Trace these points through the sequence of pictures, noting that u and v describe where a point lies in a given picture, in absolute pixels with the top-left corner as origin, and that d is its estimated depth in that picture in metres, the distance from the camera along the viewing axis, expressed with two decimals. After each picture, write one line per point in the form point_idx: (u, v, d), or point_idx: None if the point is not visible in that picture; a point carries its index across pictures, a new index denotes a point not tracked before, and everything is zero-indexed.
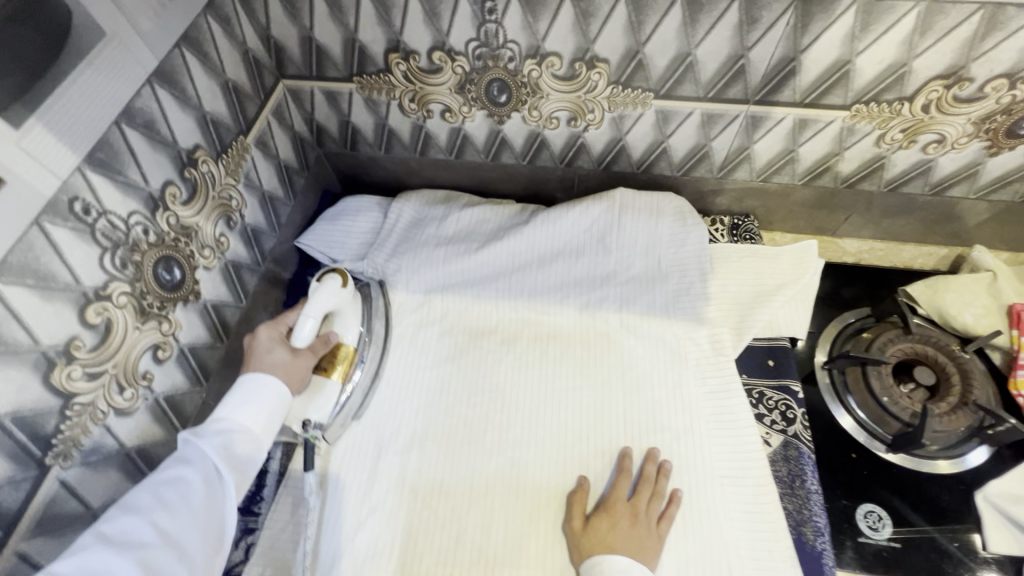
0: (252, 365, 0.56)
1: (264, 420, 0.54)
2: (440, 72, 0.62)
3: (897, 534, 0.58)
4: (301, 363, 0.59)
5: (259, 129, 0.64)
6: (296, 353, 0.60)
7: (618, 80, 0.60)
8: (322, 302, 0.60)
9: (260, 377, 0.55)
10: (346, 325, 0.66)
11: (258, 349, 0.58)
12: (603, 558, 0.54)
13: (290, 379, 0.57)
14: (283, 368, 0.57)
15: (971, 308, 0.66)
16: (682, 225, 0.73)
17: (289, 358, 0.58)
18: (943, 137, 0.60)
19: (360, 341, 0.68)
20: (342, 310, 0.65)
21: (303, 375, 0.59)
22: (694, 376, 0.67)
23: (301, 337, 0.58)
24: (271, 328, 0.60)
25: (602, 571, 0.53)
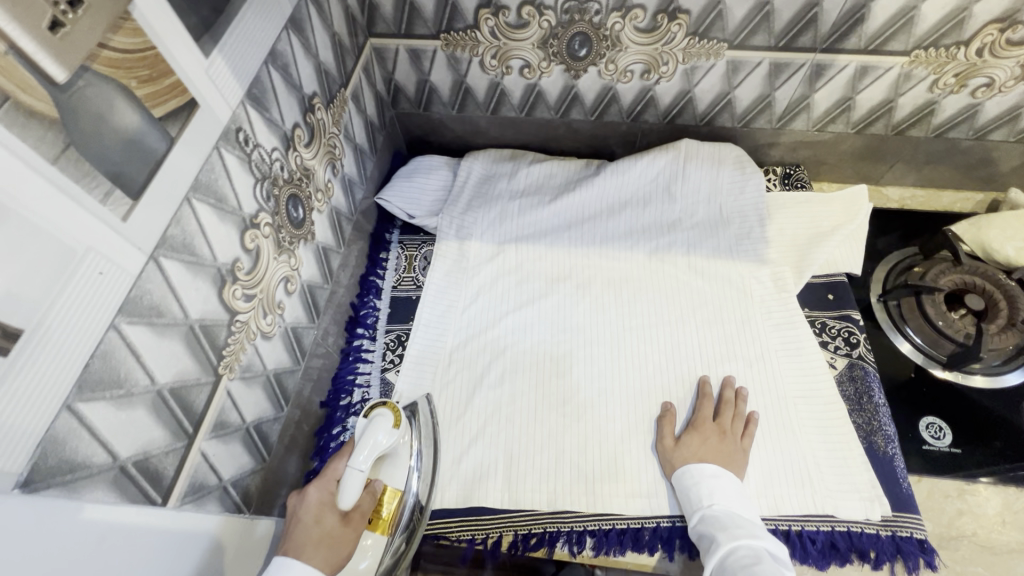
0: (294, 546, 0.49)
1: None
2: (526, 27, 0.67)
3: (958, 441, 0.63)
4: (347, 537, 0.52)
5: (354, 84, 0.68)
6: (346, 521, 0.52)
7: (696, 31, 0.64)
8: (374, 445, 0.54)
9: (302, 566, 0.47)
10: (398, 466, 0.58)
11: (302, 527, 0.50)
12: (695, 466, 0.59)
13: (332, 559, 0.50)
14: (327, 543, 0.50)
15: (1014, 242, 0.71)
16: (741, 174, 0.78)
17: (336, 526, 0.51)
18: (992, 80, 0.65)
19: (409, 481, 0.59)
20: (394, 453, 0.58)
21: (345, 555, 0.51)
22: (761, 310, 0.72)
23: (347, 501, 0.52)
24: (319, 490, 0.53)
25: (695, 474, 0.59)
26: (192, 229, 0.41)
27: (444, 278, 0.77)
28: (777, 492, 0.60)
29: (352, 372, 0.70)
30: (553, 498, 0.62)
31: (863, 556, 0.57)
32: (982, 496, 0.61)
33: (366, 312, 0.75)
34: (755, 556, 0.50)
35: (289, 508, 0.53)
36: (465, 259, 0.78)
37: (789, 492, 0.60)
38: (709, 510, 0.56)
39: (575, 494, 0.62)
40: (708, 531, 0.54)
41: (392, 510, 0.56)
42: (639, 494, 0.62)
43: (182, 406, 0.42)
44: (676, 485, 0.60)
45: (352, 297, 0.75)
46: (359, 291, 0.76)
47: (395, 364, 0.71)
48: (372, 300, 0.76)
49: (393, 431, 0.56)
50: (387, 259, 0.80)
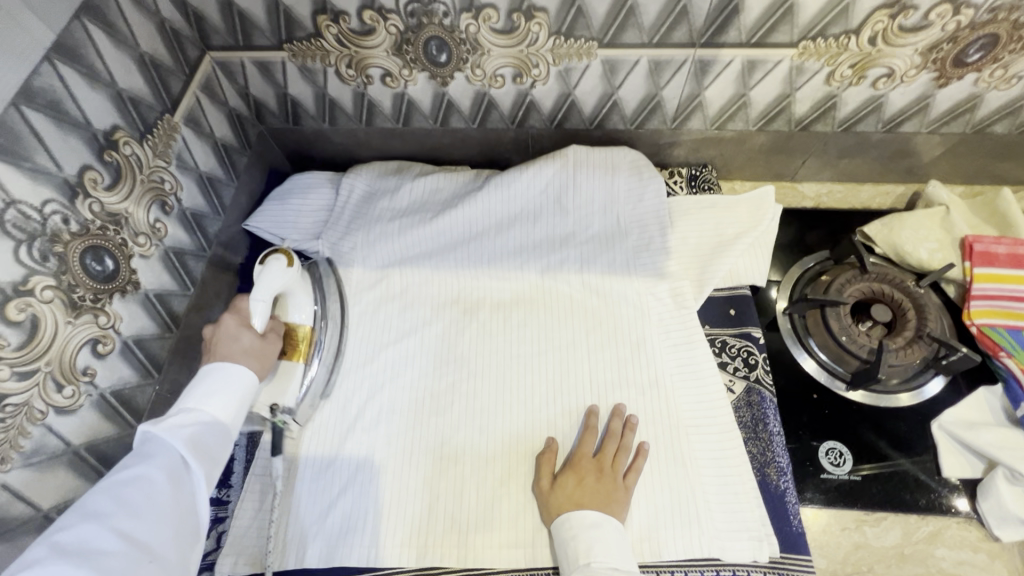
0: (217, 355, 0.54)
1: (234, 402, 0.52)
2: (373, 33, 0.59)
3: (859, 468, 0.59)
4: (269, 349, 0.57)
5: (187, 106, 0.61)
6: (263, 337, 0.57)
7: (559, 30, 0.57)
8: (271, 287, 0.58)
9: (234, 367, 0.53)
10: (302, 304, 0.64)
11: (223, 338, 0.55)
12: (571, 515, 0.55)
13: (260, 365, 0.55)
14: (252, 353, 0.55)
15: (926, 244, 0.66)
16: (639, 180, 0.72)
17: (255, 341, 0.56)
18: (892, 70, 0.59)
19: (315, 317, 0.65)
20: (293, 291, 0.63)
21: (270, 359, 0.57)
22: (657, 330, 0.67)
23: (262, 323, 0.57)
24: (230, 315, 0.56)
25: (573, 526, 0.54)
26: None
27: None
28: (661, 537, 0.56)
29: None
30: (422, 552, 0.57)
31: None
32: (881, 527, 0.57)
33: None
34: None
35: (206, 335, 0.56)
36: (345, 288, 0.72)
37: (674, 536, 0.56)
38: (586, 569, 0.51)
39: (446, 547, 0.57)
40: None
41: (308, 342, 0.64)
42: (515, 543, 0.57)
43: None
44: (552, 535, 0.55)
45: None
46: None
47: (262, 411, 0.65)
48: None
49: (288, 269, 0.60)
50: None
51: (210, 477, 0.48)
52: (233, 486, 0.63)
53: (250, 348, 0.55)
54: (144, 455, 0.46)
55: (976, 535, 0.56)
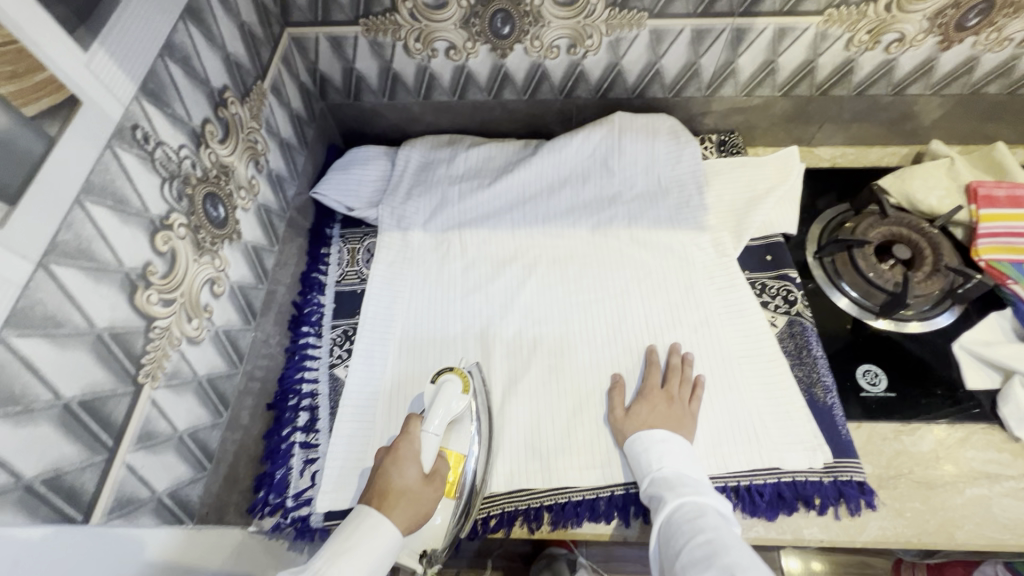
0: (382, 495, 0.50)
1: None
2: (446, 7, 0.65)
3: (892, 387, 0.66)
4: (427, 494, 0.52)
5: (272, 76, 0.66)
6: (427, 478, 0.54)
7: (615, 2, 0.64)
8: (445, 413, 0.57)
9: (388, 523, 0.48)
10: (463, 432, 0.59)
11: (390, 475, 0.52)
12: (645, 433, 0.60)
13: (410, 524, 0.50)
14: (410, 500, 0.51)
15: (935, 192, 0.75)
16: (677, 143, 0.79)
17: (419, 483, 0.52)
18: (902, 35, 0.67)
19: (473, 446, 0.60)
20: (461, 418, 0.60)
21: (425, 511, 0.52)
22: (703, 276, 0.74)
23: (428, 463, 0.55)
24: (406, 437, 0.55)
25: (644, 439, 0.59)
26: (89, 233, 0.39)
27: (387, 271, 0.76)
28: (725, 451, 0.62)
29: (299, 370, 0.69)
30: (510, 478, 0.62)
31: (808, 503, 0.59)
32: (917, 435, 0.64)
33: (310, 310, 0.73)
34: (698, 511, 0.50)
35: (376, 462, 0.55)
36: (408, 250, 0.77)
37: (736, 451, 0.62)
38: (658, 473, 0.56)
39: (530, 472, 0.62)
40: (659, 492, 0.54)
41: (458, 474, 0.57)
42: (593, 464, 0.62)
43: (98, 419, 0.40)
44: (629, 451, 0.60)
45: (294, 296, 0.73)
46: (301, 289, 0.74)
47: (343, 358, 0.71)
48: (316, 297, 0.74)
49: (461, 396, 0.59)
50: (328, 255, 0.78)
51: None
52: (320, 430, 0.66)
53: (411, 490, 0.52)
54: None
55: (999, 437, 0.63)
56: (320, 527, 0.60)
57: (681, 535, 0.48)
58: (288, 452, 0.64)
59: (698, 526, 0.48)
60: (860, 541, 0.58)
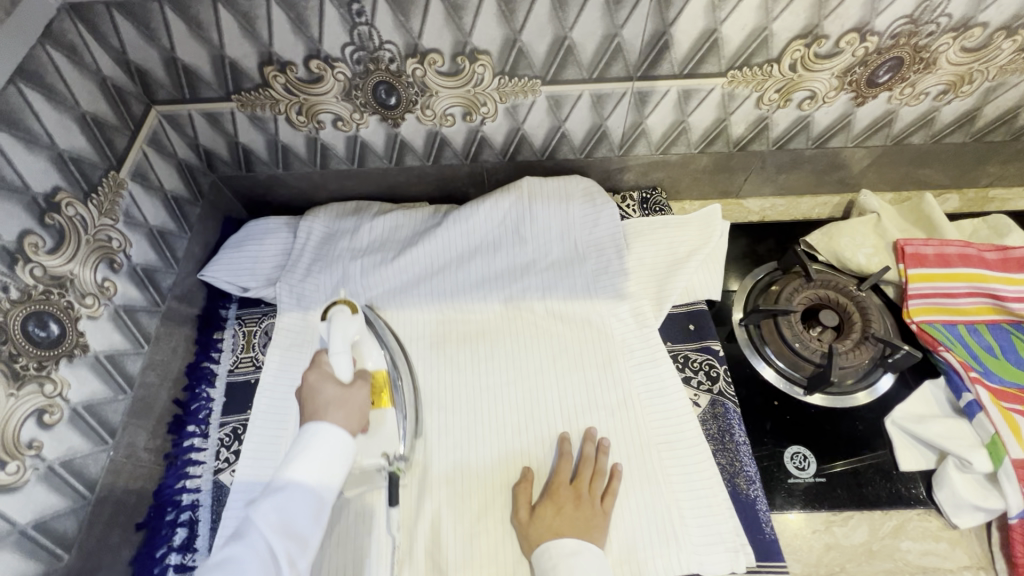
0: (311, 412, 0.54)
1: (322, 472, 0.51)
2: (321, 81, 0.60)
3: (822, 470, 0.61)
4: (355, 396, 0.57)
5: (133, 161, 0.60)
6: (348, 386, 0.58)
7: (503, 70, 0.59)
8: (344, 337, 0.60)
9: (328, 426, 0.53)
10: (371, 347, 0.63)
11: (310, 393, 0.56)
12: (552, 543, 0.54)
13: (354, 421, 0.55)
14: (337, 406, 0.55)
15: (863, 249, 0.70)
16: (592, 206, 0.74)
17: (339, 392, 0.57)
18: (814, 93, 0.63)
19: (388, 363, 0.65)
20: (363, 339, 0.63)
21: (361, 410, 0.57)
22: (623, 352, 0.68)
23: (345, 373, 0.58)
24: (316, 368, 0.58)
25: (551, 551, 0.53)
26: None
27: (283, 357, 0.70)
28: (641, 559, 0.56)
29: (180, 479, 0.63)
30: None
31: None
32: (849, 526, 0.59)
33: (198, 407, 0.67)
34: None
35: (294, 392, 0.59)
36: (308, 332, 0.71)
37: (653, 558, 0.56)
38: None
39: None
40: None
41: (386, 385, 0.62)
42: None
43: None
44: (535, 564, 0.54)
45: (178, 392, 0.67)
46: (187, 383, 0.68)
47: (230, 463, 0.64)
48: (204, 391, 0.68)
49: (353, 317, 0.62)
50: (221, 341, 0.72)
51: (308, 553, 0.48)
52: (198, 550, 0.59)
53: (334, 400, 0.56)
54: (236, 536, 0.47)
55: (936, 524, 0.58)
56: None
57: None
58: None
59: None
60: None
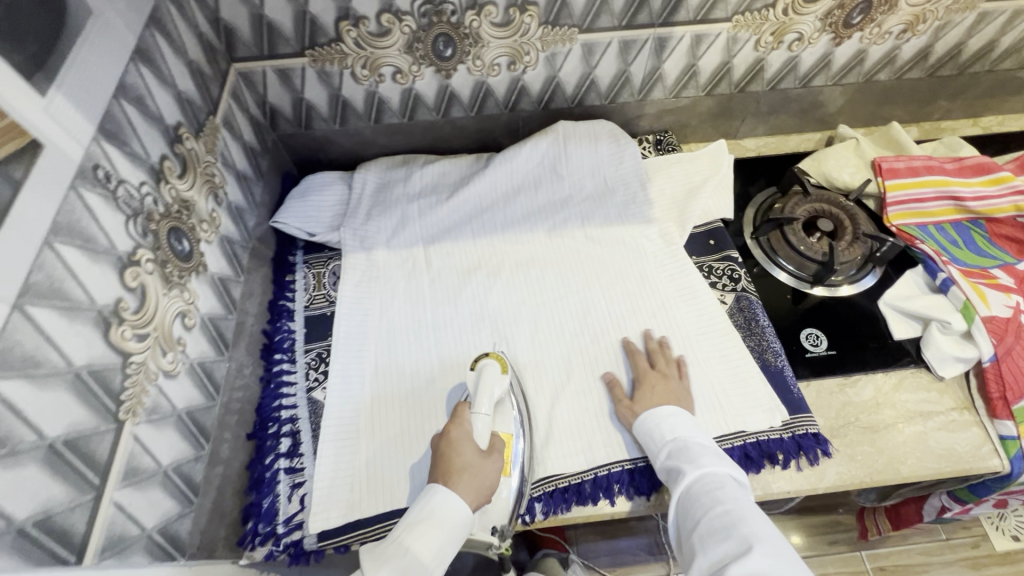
0: (445, 472, 0.57)
1: (434, 552, 0.52)
2: (388, 34, 0.69)
3: (831, 346, 0.73)
4: (487, 467, 0.59)
5: (223, 111, 0.67)
6: (485, 454, 0.60)
7: (547, 20, 0.69)
8: (489, 396, 0.62)
9: (454, 499, 0.55)
10: (505, 413, 0.65)
11: (450, 456, 0.59)
12: (653, 412, 0.63)
13: (475, 497, 0.57)
14: (472, 475, 0.58)
15: (847, 169, 0.84)
16: (617, 145, 0.85)
17: (478, 460, 0.59)
18: (801, 35, 0.76)
19: (517, 427, 0.65)
20: (503, 400, 0.65)
21: (488, 484, 0.58)
22: (656, 266, 0.79)
23: (483, 441, 0.60)
24: (459, 424, 0.61)
25: (660, 415, 0.63)
26: (60, 272, 0.39)
27: (355, 290, 0.78)
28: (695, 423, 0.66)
29: (277, 398, 0.69)
30: None
31: (772, 459, 0.65)
32: (859, 386, 0.70)
33: (281, 337, 0.74)
34: (719, 481, 0.55)
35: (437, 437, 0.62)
36: (374, 269, 0.79)
37: (704, 421, 0.66)
38: (674, 444, 0.60)
39: None
40: (675, 462, 0.58)
41: (509, 451, 0.62)
42: (577, 450, 0.66)
43: (83, 457, 0.40)
44: (638, 427, 0.64)
45: (263, 324, 0.74)
46: (270, 317, 0.75)
47: (320, 381, 0.71)
48: (286, 324, 0.75)
49: (501, 376, 0.64)
50: (294, 281, 0.79)
51: None
52: (303, 453, 0.66)
53: (472, 466, 0.58)
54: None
55: (926, 379, 0.71)
56: (314, 549, 0.60)
57: (699, 508, 0.53)
58: (274, 479, 0.64)
59: (717, 497, 0.53)
60: (821, 488, 0.64)
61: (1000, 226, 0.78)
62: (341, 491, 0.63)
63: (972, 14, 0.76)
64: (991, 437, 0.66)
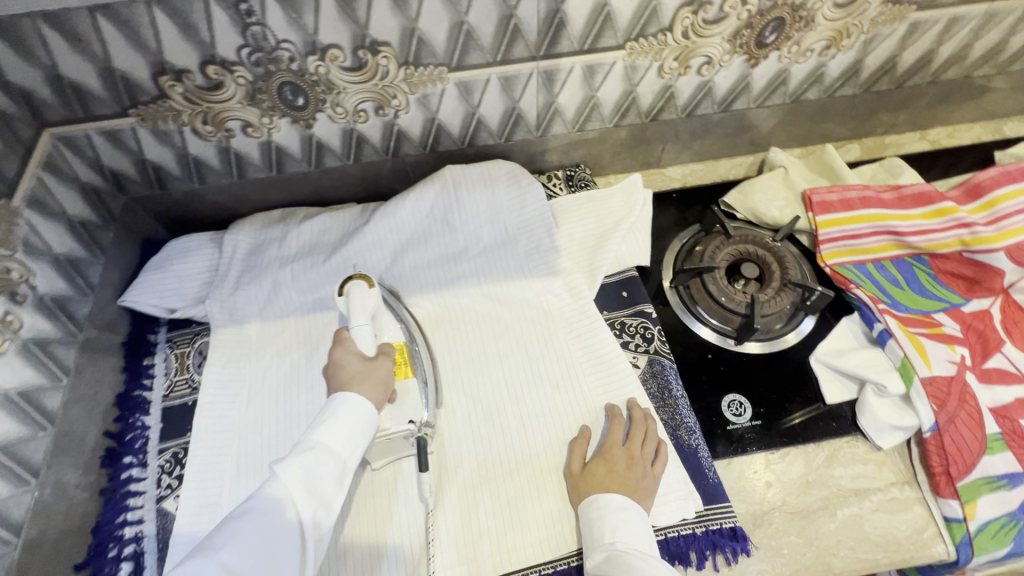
0: (338, 384, 0.58)
1: (346, 441, 0.54)
2: (222, 87, 0.59)
3: (757, 414, 0.65)
4: (376, 371, 0.60)
5: (27, 189, 0.57)
6: (372, 360, 0.61)
7: (407, 61, 0.60)
8: (362, 311, 0.63)
9: (357, 399, 0.57)
10: (387, 325, 0.65)
11: (336, 369, 0.60)
12: (601, 497, 0.56)
13: (374, 394, 0.58)
14: (363, 380, 0.59)
15: (776, 203, 0.75)
16: (517, 188, 0.75)
17: (363, 366, 0.60)
18: (709, 58, 0.66)
19: (407, 335, 0.66)
20: (380, 313, 0.66)
21: (383, 382, 0.60)
22: (561, 326, 0.70)
23: (368, 347, 0.61)
24: (341, 344, 0.62)
25: (602, 505, 0.55)
26: None
27: (220, 375, 0.68)
28: None
29: (119, 512, 0.60)
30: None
31: (684, 560, 0.56)
32: (787, 461, 0.62)
33: (133, 436, 0.65)
34: None
35: None
36: (244, 347, 0.70)
37: None
38: (614, 548, 0.52)
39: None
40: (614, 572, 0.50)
41: (404, 359, 0.64)
42: (461, 560, 0.57)
43: None
44: (582, 514, 0.56)
45: (108, 424, 0.64)
46: (119, 413, 0.65)
47: (173, 488, 0.62)
48: (139, 420, 0.66)
49: (369, 291, 0.64)
50: (153, 365, 0.69)
51: (322, 519, 0.51)
52: None
53: (360, 374, 0.59)
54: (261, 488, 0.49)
55: (863, 449, 0.62)
56: None
57: None
58: None
59: None
60: None
61: (946, 261, 0.69)
62: None
63: (903, 25, 0.67)
64: (935, 519, 0.58)
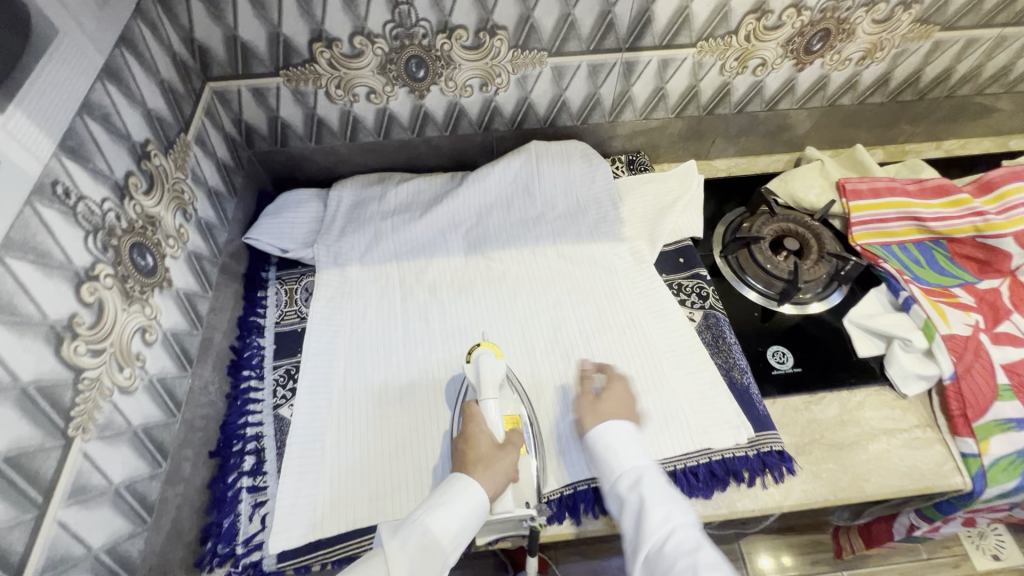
0: (468, 463, 0.58)
1: (451, 532, 0.53)
2: (362, 56, 0.70)
3: (798, 363, 0.74)
4: (503, 456, 0.59)
5: (195, 129, 0.68)
6: (501, 446, 0.60)
7: (517, 44, 0.71)
8: (490, 385, 0.63)
9: (472, 487, 0.56)
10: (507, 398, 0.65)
11: (466, 449, 0.59)
12: (599, 428, 0.61)
13: (496, 485, 0.57)
14: (495, 470, 0.58)
15: (812, 190, 0.87)
16: (589, 165, 0.87)
17: (493, 449, 0.59)
18: (764, 60, 0.78)
19: (519, 404, 0.66)
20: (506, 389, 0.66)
21: (509, 467, 0.59)
22: (626, 282, 0.80)
23: (498, 432, 0.61)
24: (472, 420, 0.62)
25: (608, 436, 0.60)
26: (9, 288, 0.39)
27: (325, 307, 0.77)
28: (663, 440, 0.66)
29: (242, 415, 0.68)
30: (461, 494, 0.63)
31: (738, 477, 0.65)
32: (824, 404, 0.71)
33: (250, 353, 0.73)
34: (676, 533, 0.53)
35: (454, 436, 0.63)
36: (346, 284, 0.79)
37: (673, 439, 0.66)
38: (641, 478, 0.57)
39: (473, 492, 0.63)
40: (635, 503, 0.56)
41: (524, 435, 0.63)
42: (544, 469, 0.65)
43: (26, 476, 0.39)
44: (596, 446, 0.60)
45: (231, 341, 0.73)
46: (239, 333, 0.74)
47: (287, 398, 0.70)
48: (255, 340, 0.74)
49: (496, 362, 0.65)
50: (266, 297, 0.79)
51: None
52: (268, 471, 0.65)
53: (487, 457, 0.59)
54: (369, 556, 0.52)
55: (890, 397, 0.72)
56: (273, 571, 0.59)
57: (663, 562, 0.52)
58: (236, 498, 0.63)
59: (681, 554, 0.51)
60: (786, 506, 0.64)
61: (962, 245, 0.79)
62: (304, 506, 0.62)
63: (927, 43, 0.79)
64: (954, 455, 0.66)
